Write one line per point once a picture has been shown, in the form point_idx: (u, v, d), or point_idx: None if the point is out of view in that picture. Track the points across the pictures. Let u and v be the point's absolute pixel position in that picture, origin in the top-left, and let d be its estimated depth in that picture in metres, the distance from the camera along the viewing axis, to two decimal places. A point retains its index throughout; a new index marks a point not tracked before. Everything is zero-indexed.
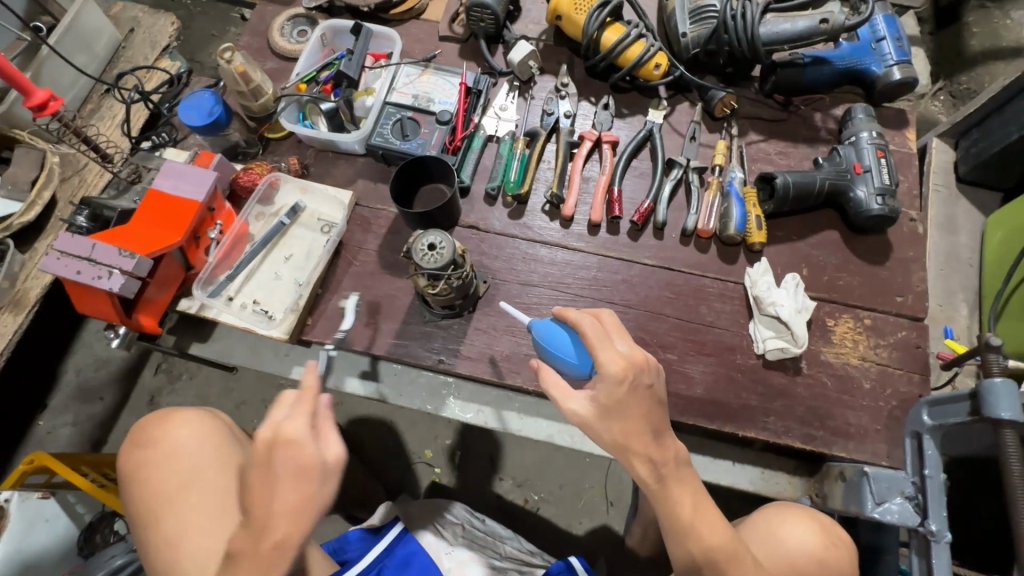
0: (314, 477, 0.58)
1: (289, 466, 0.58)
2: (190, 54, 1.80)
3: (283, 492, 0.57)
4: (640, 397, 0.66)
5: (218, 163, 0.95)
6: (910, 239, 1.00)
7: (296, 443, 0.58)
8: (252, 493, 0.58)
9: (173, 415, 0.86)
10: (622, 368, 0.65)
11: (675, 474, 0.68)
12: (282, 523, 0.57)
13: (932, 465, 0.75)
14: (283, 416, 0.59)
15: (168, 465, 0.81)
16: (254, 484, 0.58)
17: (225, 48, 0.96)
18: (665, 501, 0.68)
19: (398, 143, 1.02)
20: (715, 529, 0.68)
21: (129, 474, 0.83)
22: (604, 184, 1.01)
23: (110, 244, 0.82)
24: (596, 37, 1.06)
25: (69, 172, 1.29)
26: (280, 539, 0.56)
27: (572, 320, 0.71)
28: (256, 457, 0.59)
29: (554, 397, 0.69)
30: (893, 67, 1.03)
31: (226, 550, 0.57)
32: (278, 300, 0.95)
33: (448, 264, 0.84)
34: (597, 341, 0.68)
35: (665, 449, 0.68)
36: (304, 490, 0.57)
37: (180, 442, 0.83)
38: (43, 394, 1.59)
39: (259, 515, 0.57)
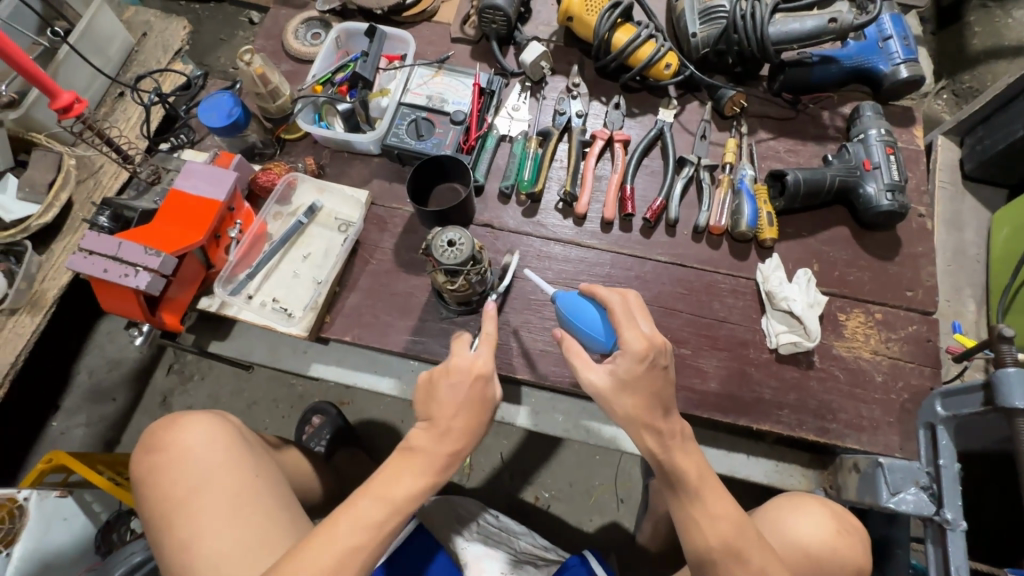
0: (487, 408, 0.68)
1: (472, 388, 0.67)
2: (200, 58, 1.82)
3: (465, 412, 0.67)
4: (656, 376, 0.69)
5: (238, 163, 0.96)
6: (919, 234, 1.01)
7: (482, 375, 0.67)
8: (442, 400, 0.67)
9: (183, 420, 0.87)
10: (644, 346, 0.69)
11: (680, 445, 0.70)
12: (460, 440, 0.66)
13: (947, 454, 0.76)
14: (475, 354, 0.69)
15: (179, 468, 0.82)
16: (443, 397, 0.67)
17: (245, 50, 0.98)
18: (672, 472, 0.69)
19: (413, 143, 1.03)
20: (723, 506, 0.69)
21: (140, 479, 0.83)
22: (617, 182, 1.03)
23: (135, 243, 0.83)
24: (607, 38, 1.08)
25: (85, 173, 1.30)
26: (455, 452, 0.66)
27: (602, 296, 0.75)
28: (448, 374, 0.68)
29: (575, 365, 0.72)
30: (900, 65, 1.04)
31: (407, 445, 0.66)
32: (296, 299, 0.96)
33: (468, 260, 0.85)
34: (623, 320, 0.71)
35: (673, 422, 0.70)
36: (479, 414, 0.67)
37: (191, 445, 0.84)
38: (56, 395, 1.60)
39: (447, 424, 0.66)
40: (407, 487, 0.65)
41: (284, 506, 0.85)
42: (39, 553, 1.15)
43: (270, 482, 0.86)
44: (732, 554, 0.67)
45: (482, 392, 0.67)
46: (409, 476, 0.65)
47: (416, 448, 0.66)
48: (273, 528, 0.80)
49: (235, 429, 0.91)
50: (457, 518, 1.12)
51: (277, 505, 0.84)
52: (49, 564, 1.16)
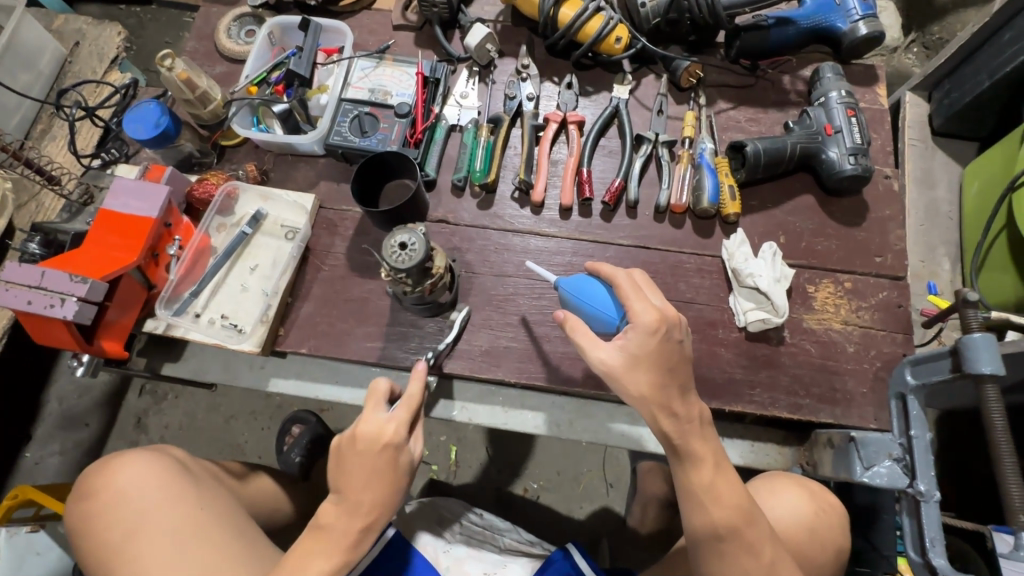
0: (400, 475, 0.71)
1: (380, 456, 0.69)
2: (144, 64, 1.74)
3: (371, 489, 0.70)
4: (670, 349, 0.67)
5: (170, 175, 0.91)
6: (886, 197, 0.98)
7: (389, 442, 0.70)
8: (348, 484, 0.70)
9: (114, 461, 0.83)
10: (655, 319, 0.67)
11: (697, 432, 0.69)
12: (372, 501, 0.70)
13: (918, 425, 0.75)
14: (389, 417, 0.71)
15: (113, 512, 0.79)
16: (355, 461, 0.70)
17: (164, 54, 0.92)
18: (688, 456, 0.68)
19: (357, 140, 0.98)
20: (735, 494, 0.68)
21: (77, 527, 0.81)
22: (573, 166, 0.99)
23: (60, 271, 0.78)
24: (553, 14, 1.03)
25: (24, 197, 1.24)
26: (370, 503, 0.69)
27: (607, 272, 0.73)
28: (355, 444, 0.70)
29: (581, 344, 0.69)
30: (859, 22, 1.00)
31: (319, 522, 0.71)
32: (246, 313, 0.92)
33: (422, 263, 0.79)
34: (632, 293, 0.69)
35: (690, 406, 0.68)
36: (391, 483, 0.70)
37: (122, 486, 0.81)
38: (25, 425, 1.55)
39: (353, 498, 0.70)
40: (320, 565, 0.68)
41: (238, 533, 0.81)
42: None
43: (218, 511, 0.82)
44: (742, 540, 0.67)
45: (385, 444, 0.70)
46: (321, 556, 0.69)
47: (326, 525, 0.70)
48: (226, 559, 0.77)
49: (175, 460, 0.86)
50: (438, 520, 1.12)
51: (229, 531, 0.81)
52: None
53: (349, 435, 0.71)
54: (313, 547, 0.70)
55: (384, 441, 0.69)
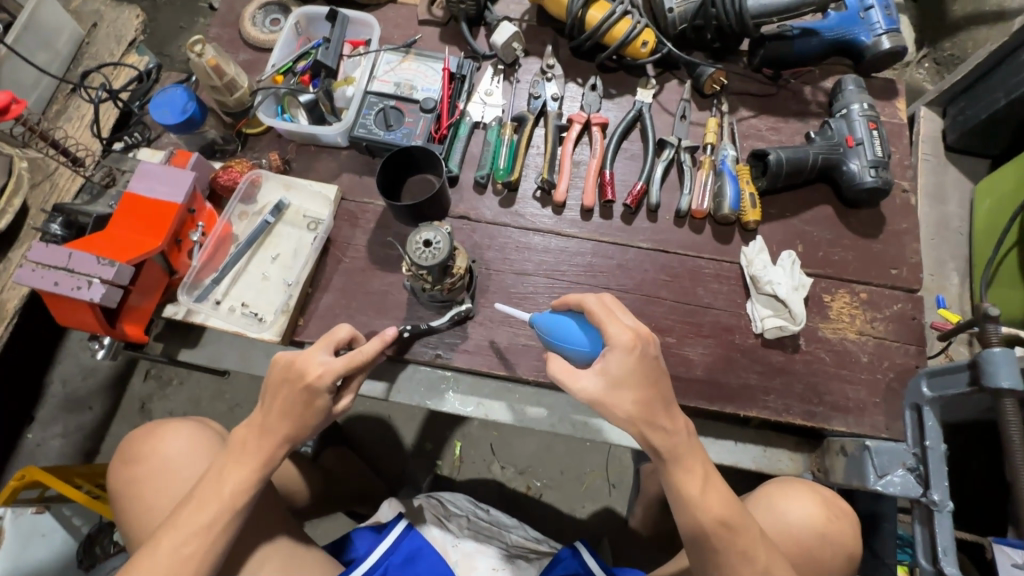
0: (315, 413, 0.71)
1: (299, 392, 0.71)
2: (158, 48, 1.73)
3: (287, 413, 0.71)
4: (650, 366, 0.66)
5: (195, 162, 0.92)
6: (903, 210, 0.99)
7: (312, 384, 0.70)
8: (268, 399, 0.72)
9: (159, 429, 0.87)
10: (631, 339, 0.66)
11: (685, 446, 0.68)
12: (284, 430, 0.72)
13: (933, 436, 0.76)
14: (324, 360, 0.72)
15: (158, 477, 0.83)
16: (280, 389, 0.72)
17: (194, 39, 0.92)
18: (677, 473, 0.67)
19: (382, 134, 0.99)
20: (723, 503, 0.68)
21: (121, 490, 0.85)
22: (596, 167, 0.99)
23: (87, 253, 0.78)
24: (581, 16, 1.03)
25: (39, 177, 1.24)
26: (289, 435, 0.72)
27: (575, 301, 0.72)
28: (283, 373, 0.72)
29: (563, 378, 0.67)
30: (882, 36, 1.01)
31: (234, 442, 0.73)
32: (266, 302, 0.92)
33: (446, 262, 0.79)
34: (603, 318, 0.68)
35: (675, 421, 0.67)
36: (305, 416, 0.71)
37: (167, 453, 0.85)
38: (28, 406, 1.54)
39: (269, 421, 0.72)
40: (232, 480, 0.71)
41: None
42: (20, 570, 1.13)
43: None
44: (731, 546, 0.68)
45: (305, 385, 0.70)
46: (234, 471, 0.71)
47: (240, 443, 0.72)
48: None
49: (215, 432, 0.91)
50: (445, 514, 1.12)
51: None
52: None
53: (284, 365, 0.72)
54: (226, 466, 0.72)
55: (306, 379, 0.70)
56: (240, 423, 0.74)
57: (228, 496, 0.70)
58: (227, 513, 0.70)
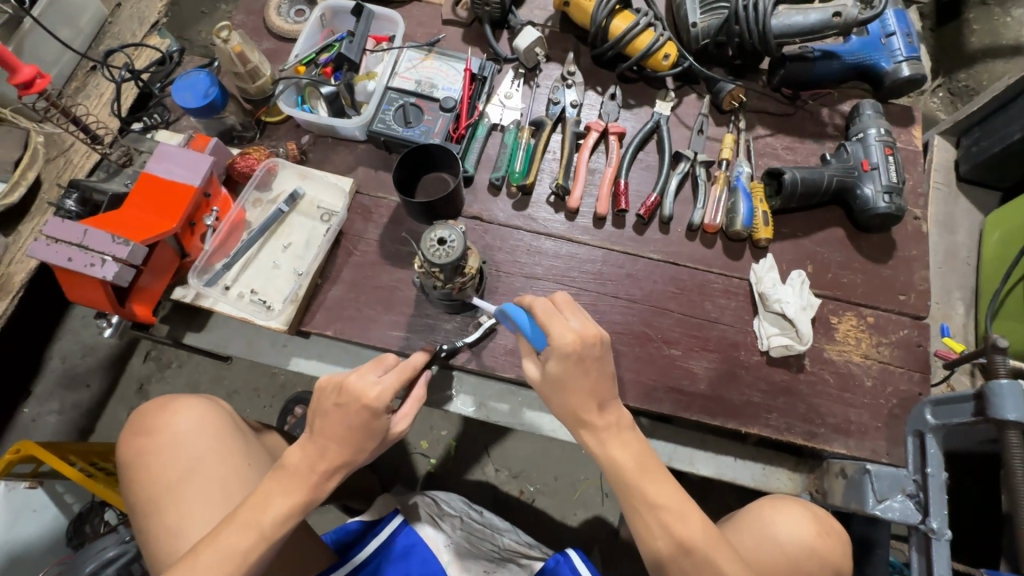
0: (372, 437, 0.71)
1: (357, 416, 0.70)
2: (178, 32, 1.73)
3: (345, 438, 0.70)
4: (592, 369, 0.65)
5: (214, 146, 0.92)
6: (914, 237, 1.00)
7: (370, 405, 0.69)
8: (320, 419, 0.71)
9: (174, 404, 0.87)
10: (572, 342, 0.64)
11: (617, 436, 0.67)
12: (339, 456, 0.71)
13: (934, 463, 0.76)
14: (377, 380, 0.71)
15: (168, 453, 0.83)
16: (334, 411, 0.71)
17: (221, 26, 0.93)
18: (609, 464, 0.66)
19: (400, 130, 0.99)
20: (671, 503, 0.65)
21: (129, 461, 0.84)
22: (611, 176, 0.99)
23: (102, 231, 0.79)
24: (605, 25, 1.04)
25: (54, 152, 1.24)
26: (342, 461, 0.71)
27: (525, 301, 0.70)
28: (338, 396, 0.71)
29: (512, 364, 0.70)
30: (902, 63, 1.02)
31: (283, 463, 0.71)
32: (276, 290, 0.92)
33: (459, 261, 0.79)
34: (547, 318, 0.66)
35: (609, 417, 0.67)
36: (362, 441, 0.71)
37: (180, 431, 0.84)
38: (27, 380, 1.54)
39: (324, 443, 0.70)
40: (277, 507, 0.69)
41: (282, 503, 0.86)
42: None
43: (261, 468, 0.86)
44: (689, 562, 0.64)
45: (363, 407, 0.70)
46: (279, 497, 0.70)
47: (289, 465, 0.71)
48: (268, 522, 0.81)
49: (227, 414, 0.90)
50: (439, 514, 1.12)
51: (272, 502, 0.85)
52: None
53: (337, 384, 0.72)
54: (273, 490, 0.70)
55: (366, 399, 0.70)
56: (294, 443, 0.73)
57: (266, 524, 0.68)
58: (264, 541, 0.68)
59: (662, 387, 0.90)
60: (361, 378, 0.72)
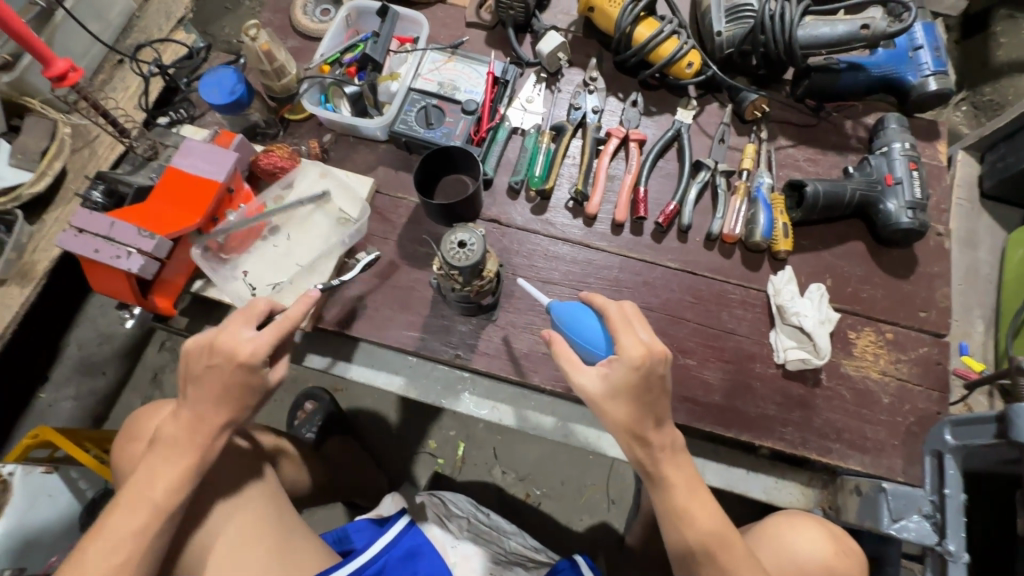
0: (250, 395, 0.71)
1: (233, 374, 0.70)
2: (202, 27, 1.76)
3: (205, 402, 0.71)
4: (652, 384, 0.69)
5: (239, 143, 0.93)
6: (937, 254, 0.98)
7: (244, 362, 0.69)
8: (218, 378, 0.70)
9: (159, 408, 0.89)
10: (641, 354, 0.68)
11: (671, 458, 0.72)
12: (218, 417, 0.71)
13: (953, 484, 0.75)
14: (251, 337, 0.70)
15: (148, 457, 0.85)
16: (206, 372, 0.70)
17: (250, 24, 0.94)
18: (660, 482, 0.71)
19: (422, 131, 1.00)
20: (710, 521, 0.70)
21: (120, 464, 0.87)
22: (630, 184, 0.99)
23: (128, 224, 0.80)
24: (629, 32, 1.04)
25: (80, 143, 1.27)
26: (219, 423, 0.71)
27: (600, 303, 0.74)
28: (213, 353, 0.70)
29: (565, 368, 0.71)
30: (929, 77, 1.01)
31: (158, 436, 0.72)
32: (289, 289, 0.91)
33: (479, 264, 0.79)
34: (621, 327, 0.71)
35: (664, 435, 0.71)
36: (240, 399, 0.71)
37: (159, 435, 0.86)
38: (44, 365, 1.57)
39: (197, 410, 0.71)
40: (160, 481, 0.70)
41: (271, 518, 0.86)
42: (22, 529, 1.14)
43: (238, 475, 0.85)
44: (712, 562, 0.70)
45: (237, 364, 0.69)
46: (164, 469, 0.70)
47: (170, 436, 0.71)
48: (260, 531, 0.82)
49: None
50: (447, 514, 1.13)
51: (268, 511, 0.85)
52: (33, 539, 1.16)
53: (206, 345, 0.71)
54: (153, 468, 0.71)
55: (224, 346, 0.70)
56: (165, 417, 0.73)
57: (156, 496, 0.69)
58: (156, 514, 0.69)
59: (676, 396, 0.90)
60: (233, 335, 0.71)
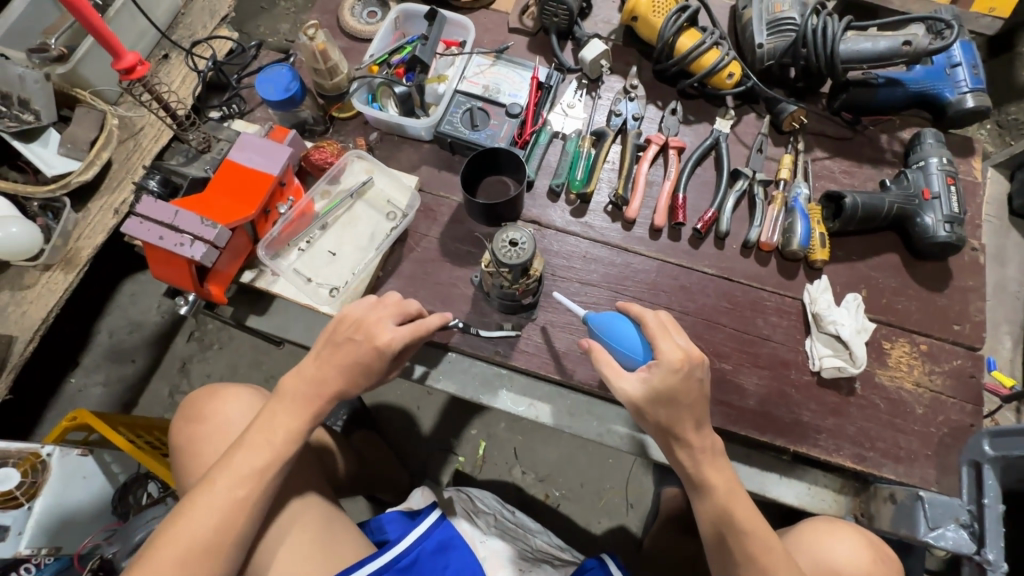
0: (374, 374, 0.76)
1: (365, 353, 0.74)
2: (239, 25, 1.80)
3: (330, 368, 0.75)
4: (692, 387, 0.71)
5: (292, 139, 0.96)
6: (971, 268, 0.99)
7: (381, 348, 0.74)
8: (341, 346, 0.75)
9: (224, 392, 0.93)
10: (679, 359, 0.70)
11: (711, 461, 0.73)
12: (338, 382, 0.75)
13: (991, 495, 0.77)
14: (394, 328, 0.75)
15: (217, 438, 0.88)
16: (341, 342, 0.75)
17: (310, 24, 0.98)
18: (701, 485, 0.73)
19: (467, 132, 1.02)
20: (748, 518, 0.72)
21: (184, 446, 0.90)
22: (669, 190, 1.01)
23: (192, 213, 0.83)
24: (671, 42, 1.06)
25: (125, 135, 1.30)
26: (335, 386, 0.75)
27: (636, 311, 0.76)
28: (349, 325, 0.76)
29: (605, 374, 0.73)
30: (967, 94, 1.02)
31: (279, 390, 0.76)
32: (336, 277, 0.95)
33: (528, 263, 0.82)
34: (658, 333, 0.72)
35: (704, 437, 0.73)
36: (365, 373, 0.75)
37: (229, 416, 0.89)
38: (76, 351, 1.60)
39: (318, 372, 0.75)
40: (283, 428, 0.74)
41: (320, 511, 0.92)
42: (57, 510, 1.16)
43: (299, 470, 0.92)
44: (744, 551, 0.71)
45: (373, 347, 0.74)
46: (284, 420, 0.74)
47: (288, 388, 0.75)
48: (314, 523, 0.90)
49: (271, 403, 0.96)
50: (474, 511, 1.14)
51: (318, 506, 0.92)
52: (67, 520, 1.18)
53: (353, 321, 0.76)
54: (277, 413, 0.75)
55: (370, 328, 0.75)
56: (291, 369, 0.77)
57: (278, 442, 0.73)
58: (277, 458, 0.73)
59: (712, 399, 0.91)
60: (379, 323, 0.75)
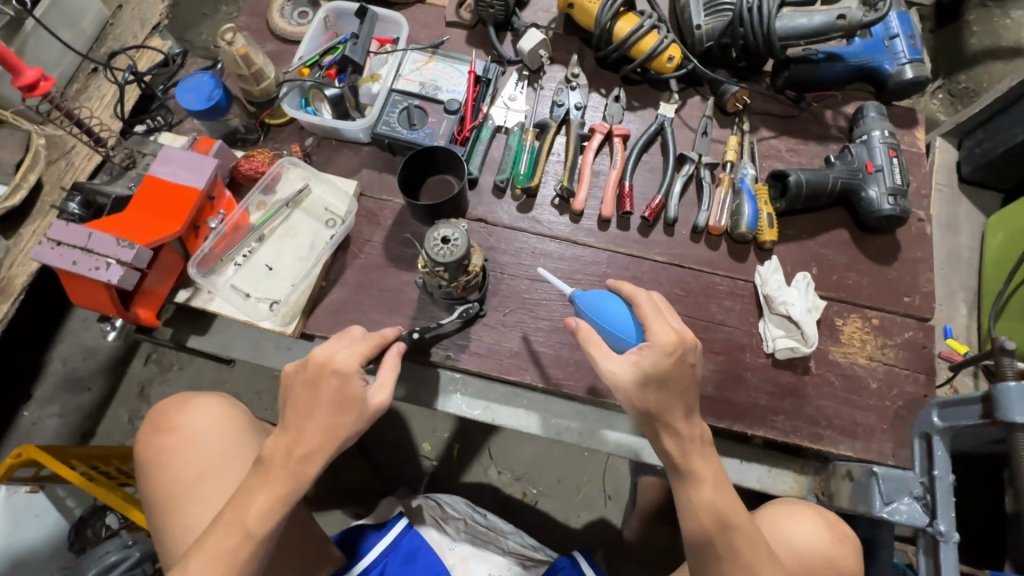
0: (346, 408, 0.69)
1: (333, 396, 0.69)
2: (179, 34, 1.73)
3: (311, 425, 0.69)
4: (683, 371, 0.69)
5: (218, 149, 0.93)
6: (918, 239, 1.00)
7: (339, 368, 0.70)
8: (298, 402, 0.70)
9: (194, 400, 0.88)
10: (673, 340, 0.69)
11: (699, 449, 0.71)
12: (313, 438, 0.68)
13: (941, 466, 0.77)
14: (344, 347, 0.72)
15: (188, 451, 0.83)
16: (302, 393, 0.70)
17: (226, 28, 0.93)
18: (688, 474, 0.71)
19: (405, 132, 0.99)
20: (732, 510, 0.70)
21: (150, 459, 0.84)
22: (615, 179, 0.99)
23: (107, 234, 0.79)
24: (609, 27, 1.04)
25: (55, 154, 1.23)
26: (306, 452, 0.68)
27: (629, 290, 0.74)
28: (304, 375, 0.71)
29: (593, 354, 0.70)
30: (905, 65, 1.02)
31: (260, 461, 0.69)
32: (278, 289, 0.92)
33: (462, 260, 0.79)
34: (652, 314, 0.71)
35: (693, 426, 0.71)
36: (337, 416, 0.69)
37: (199, 429, 0.84)
38: (27, 383, 1.54)
39: (297, 428, 0.69)
40: (258, 504, 0.67)
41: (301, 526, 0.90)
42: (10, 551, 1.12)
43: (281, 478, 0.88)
44: (727, 545, 0.70)
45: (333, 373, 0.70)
46: (257, 495, 0.67)
47: (267, 461, 0.69)
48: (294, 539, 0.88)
49: (244, 411, 0.91)
50: (444, 518, 1.11)
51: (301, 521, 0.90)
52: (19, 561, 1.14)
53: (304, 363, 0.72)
54: (253, 490, 0.68)
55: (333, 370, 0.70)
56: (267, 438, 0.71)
57: (252, 524, 0.66)
58: (247, 538, 0.66)
59: None
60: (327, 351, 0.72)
